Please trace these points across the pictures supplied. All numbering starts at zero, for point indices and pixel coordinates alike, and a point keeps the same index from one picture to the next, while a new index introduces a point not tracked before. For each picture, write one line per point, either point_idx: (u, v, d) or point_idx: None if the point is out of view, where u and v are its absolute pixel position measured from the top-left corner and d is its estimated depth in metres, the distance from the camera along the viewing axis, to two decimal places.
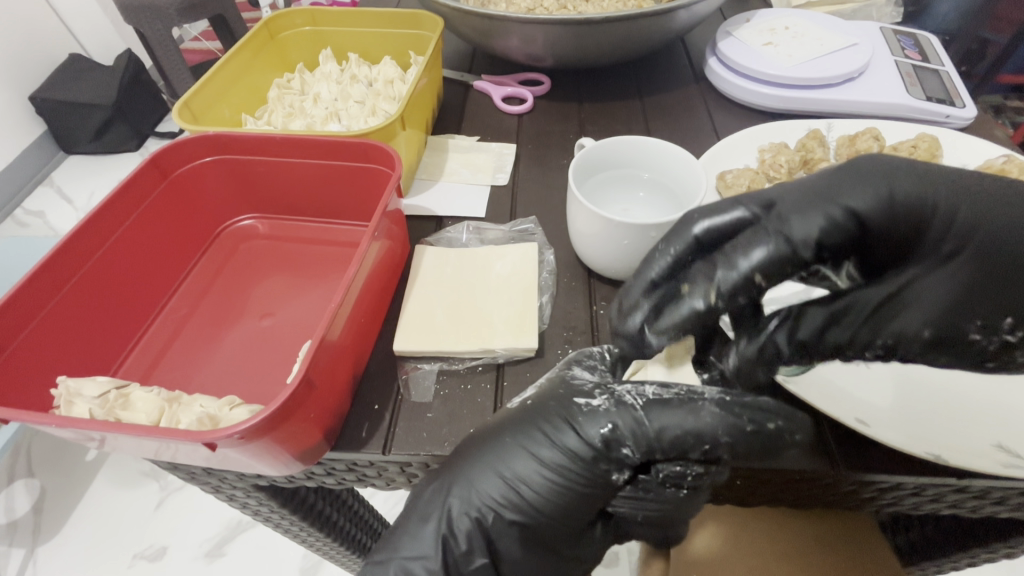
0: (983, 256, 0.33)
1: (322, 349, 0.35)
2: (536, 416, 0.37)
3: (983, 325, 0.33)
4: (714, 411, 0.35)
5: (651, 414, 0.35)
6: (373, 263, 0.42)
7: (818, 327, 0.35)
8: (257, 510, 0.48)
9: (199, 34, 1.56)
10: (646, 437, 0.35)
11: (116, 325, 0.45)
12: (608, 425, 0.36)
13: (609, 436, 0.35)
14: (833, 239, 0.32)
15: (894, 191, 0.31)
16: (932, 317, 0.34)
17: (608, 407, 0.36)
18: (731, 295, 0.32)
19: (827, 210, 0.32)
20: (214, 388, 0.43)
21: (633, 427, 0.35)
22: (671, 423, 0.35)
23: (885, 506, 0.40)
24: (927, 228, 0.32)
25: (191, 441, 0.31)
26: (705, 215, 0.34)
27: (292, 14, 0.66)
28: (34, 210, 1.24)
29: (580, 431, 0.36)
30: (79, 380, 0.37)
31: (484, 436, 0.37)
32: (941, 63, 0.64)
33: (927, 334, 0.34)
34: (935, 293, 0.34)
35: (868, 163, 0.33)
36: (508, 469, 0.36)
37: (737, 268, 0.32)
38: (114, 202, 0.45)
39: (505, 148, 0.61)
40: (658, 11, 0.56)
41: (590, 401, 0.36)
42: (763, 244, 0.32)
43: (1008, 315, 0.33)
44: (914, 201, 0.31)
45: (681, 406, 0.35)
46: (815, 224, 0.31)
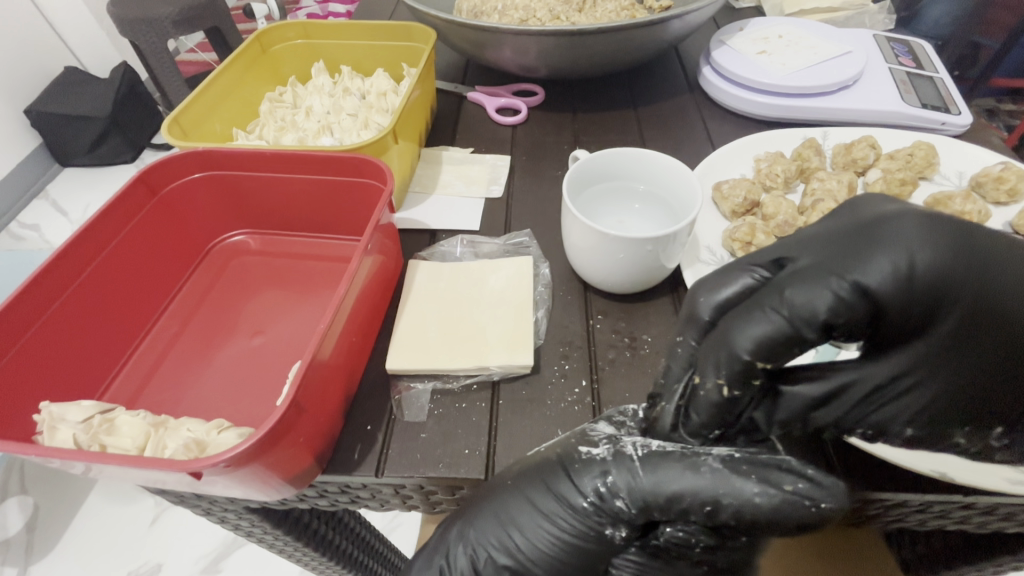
0: (984, 359, 0.29)
1: (311, 370, 0.34)
2: (538, 462, 0.36)
3: (971, 430, 0.31)
4: (715, 468, 0.32)
5: (647, 468, 0.34)
6: (365, 278, 0.41)
7: (799, 409, 0.32)
8: (250, 532, 0.47)
9: (195, 46, 1.56)
10: (641, 491, 0.34)
11: (103, 349, 0.44)
12: (606, 478, 0.35)
13: (603, 488, 0.34)
14: (839, 319, 0.28)
15: (910, 260, 0.28)
16: (924, 414, 0.31)
17: (607, 458, 0.35)
18: (735, 379, 0.31)
19: (832, 284, 0.29)
20: (202, 411, 0.41)
21: (631, 481, 0.34)
22: (668, 481, 0.33)
23: (890, 522, 0.40)
24: (939, 317, 0.29)
25: (175, 470, 0.30)
26: (709, 290, 0.34)
27: (283, 27, 0.66)
28: (29, 223, 1.24)
29: (577, 483, 0.35)
30: (62, 405, 0.36)
31: (489, 487, 0.37)
32: (935, 70, 0.64)
33: (911, 430, 0.31)
34: (928, 390, 0.30)
35: (909, 215, 0.29)
36: (507, 516, 0.36)
37: (733, 347, 0.31)
38: (101, 222, 0.44)
39: (498, 160, 0.61)
40: (650, 22, 0.56)
41: (590, 450, 0.36)
42: (763, 321, 0.30)
43: (999, 423, 0.31)
44: (936, 283, 0.27)
45: (681, 461, 0.33)
46: (821, 299, 0.28)
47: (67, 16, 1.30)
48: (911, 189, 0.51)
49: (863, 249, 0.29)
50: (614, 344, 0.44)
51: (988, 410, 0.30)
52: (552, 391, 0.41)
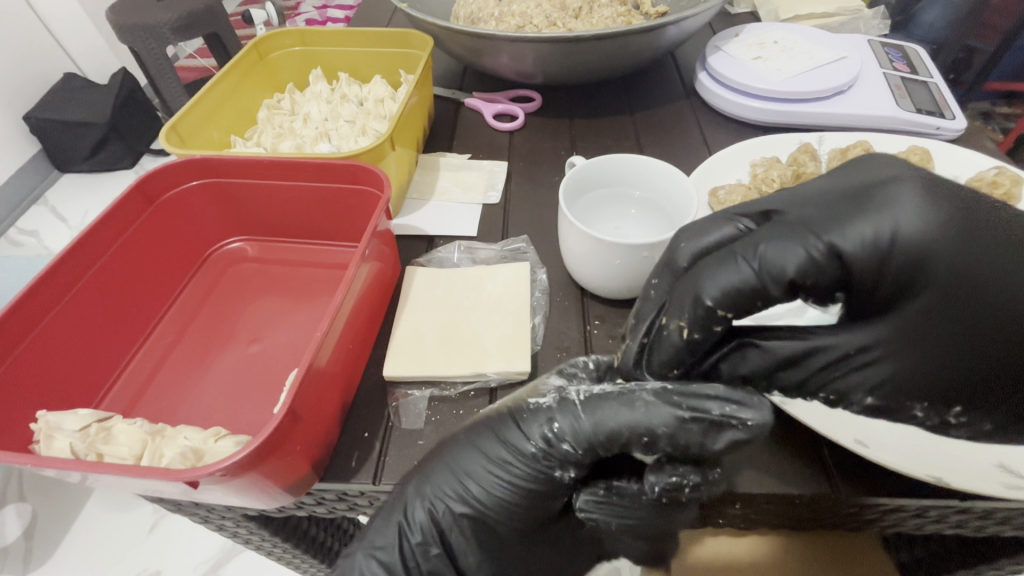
0: (956, 337, 0.29)
1: (308, 378, 0.34)
2: (490, 414, 0.37)
3: (932, 406, 0.30)
4: (649, 401, 0.33)
5: (588, 409, 0.34)
6: (362, 286, 0.41)
7: (765, 367, 0.33)
8: (248, 539, 0.47)
9: (194, 52, 1.57)
10: (584, 432, 0.34)
11: (99, 356, 0.44)
12: (551, 423, 0.35)
13: (549, 433, 0.35)
14: (806, 276, 0.30)
15: (889, 225, 0.29)
16: (886, 385, 0.31)
17: (552, 406, 0.36)
18: (698, 326, 0.32)
19: (807, 241, 0.30)
20: (199, 418, 0.42)
21: (573, 422, 0.34)
22: (606, 419, 0.33)
23: (887, 527, 0.40)
24: (914, 285, 0.29)
25: (171, 480, 0.30)
26: (693, 237, 0.35)
27: (281, 35, 0.66)
28: (28, 230, 1.24)
29: (524, 430, 0.36)
30: (59, 414, 0.36)
31: (449, 443, 0.37)
32: (930, 74, 0.64)
33: (871, 400, 0.31)
34: (892, 360, 0.30)
35: (903, 180, 0.30)
36: (461, 467, 0.37)
37: (701, 294, 0.32)
38: (97, 230, 0.44)
39: (496, 165, 0.61)
40: (646, 28, 0.56)
41: (539, 401, 0.37)
42: (737, 271, 0.31)
43: (960, 404, 0.30)
44: (918, 247, 0.28)
45: (620, 400, 0.34)
46: (792, 256, 0.30)
47: (66, 23, 1.30)
48: None
49: (850, 213, 0.30)
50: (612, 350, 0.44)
51: (960, 389, 0.30)
52: None
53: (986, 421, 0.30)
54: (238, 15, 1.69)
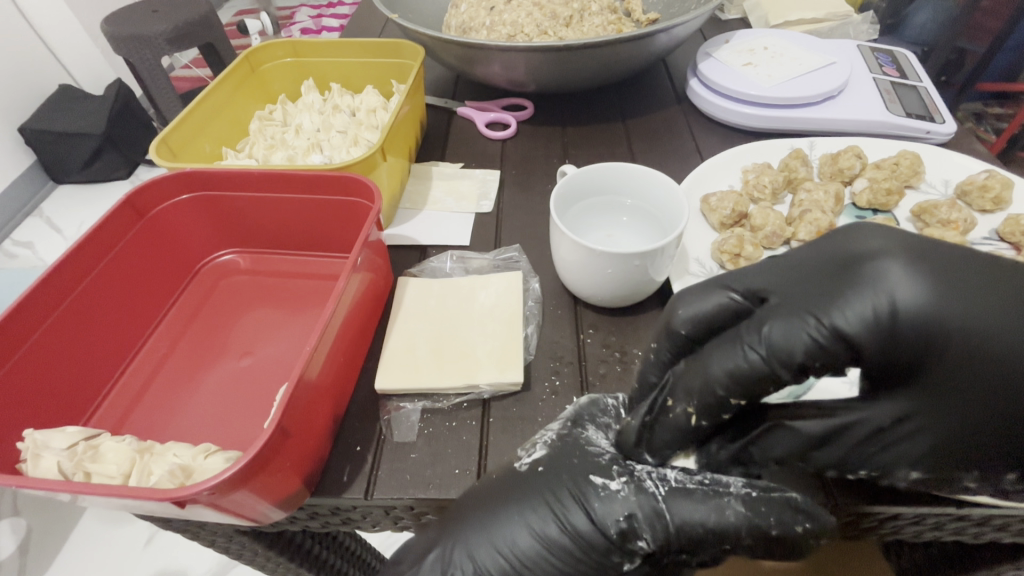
0: (987, 406, 0.27)
1: (298, 392, 0.34)
2: (546, 489, 0.36)
3: (977, 472, 0.29)
4: (739, 509, 0.34)
5: (672, 506, 0.34)
6: (353, 297, 0.41)
7: (798, 447, 0.32)
8: (242, 555, 0.46)
9: (189, 62, 1.58)
10: (664, 527, 0.34)
11: (88, 373, 0.44)
12: (628, 513, 0.34)
13: (625, 526, 0.34)
14: (817, 362, 0.28)
15: (890, 302, 0.26)
16: (919, 458, 0.29)
17: (626, 493, 0.35)
18: (707, 408, 0.31)
19: (808, 326, 0.28)
20: (190, 435, 0.41)
21: (656, 516, 0.34)
22: (691, 517, 0.34)
23: (887, 534, 0.39)
24: (933, 361, 0.27)
25: (158, 500, 0.29)
26: (691, 310, 0.33)
27: (273, 46, 0.66)
28: (23, 242, 1.23)
29: (598, 522, 0.34)
30: (47, 432, 0.36)
31: (479, 500, 0.36)
32: (919, 79, 0.65)
33: (916, 474, 0.30)
34: (926, 435, 0.29)
35: (893, 245, 0.28)
36: (505, 545, 0.35)
37: (710, 383, 0.31)
38: (86, 246, 0.44)
39: (488, 174, 0.61)
40: (636, 36, 0.56)
41: (607, 484, 0.35)
42: (745, 358, 0.30)
43: (1011, 469, 0.28)
44: (922, 327, 0.26)
45: (706, 500, 0.34)
46: (800, 341, 0.28)
47: (60, 34, 1.31)
48: (898, 199, 0.51)
49: (842, 290, 0.28)
50: (606, 358, 0.44)
51: (994, 455, 0.28)
52: (542, 408, 0.41)
53: None
54: (233, 25, 1.70)
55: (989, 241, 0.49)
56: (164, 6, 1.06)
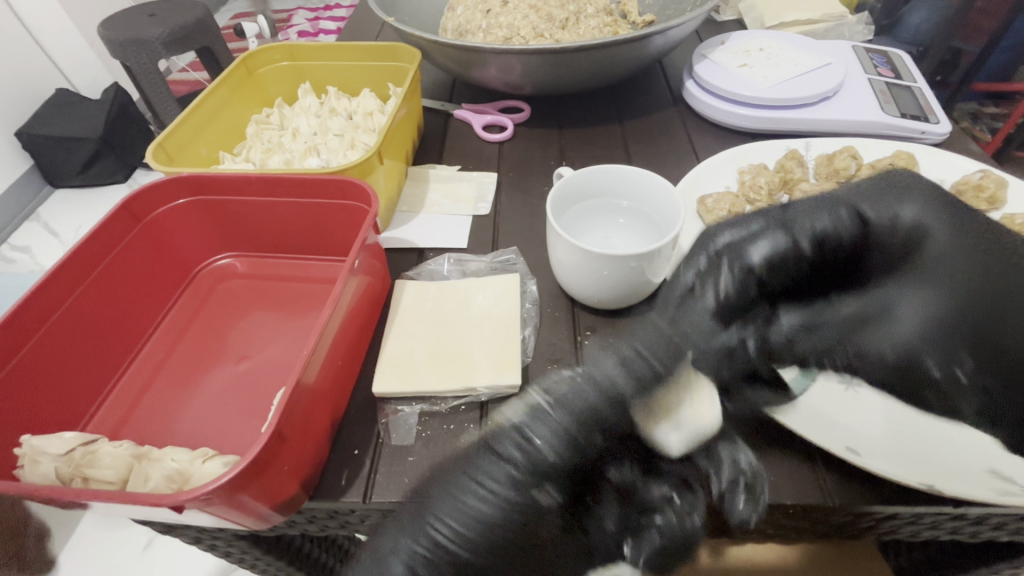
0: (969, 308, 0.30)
1: (295, 396, 0.34)
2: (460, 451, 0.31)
3: (950, 358, 0.30)
4: (610, 370, 0.30)
5: (552, 397, 0.30)
6: (350, 301, 0.41)
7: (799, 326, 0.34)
8: (240, 558, 0.46)
9: (186, 65, 1.58)
10: (565, 427, 0.29)
11: (83, 377, 0.44)
12: (537, 445, 0.29)
13: (524, 445, 0.29)
14: (835, 236, 0.32)
15: (898, 202, 0.33)
16: (903, 334, 0.31)
17: (517, 437, 0.29)
18: (737, 289, 0.32)
19: (833, 210, 0.33)
20: (188, 440, 0.41)
21: (562, 433, 0.29)
22: (576, 401, 0.30)
23: (884, 534, 0.39)
24: (915, 256, 0.32)
25: (155, 505, 0.30)
26: (724, 223, 0.35)
27: (270, 50, 0.66)
28: (21, 246, 1.23)
29: (502, 476, 0.28)
30: (44, 437, 0.35)
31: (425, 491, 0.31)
32: (913, 79, 0.65)
33: (889, 352, 0.32)
34: (905, 319, 0.32)
35: (916, 184, 0.34)
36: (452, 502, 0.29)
37: (747, 261, 0.32)
38: (82, 251, 0.44)
39: (485, 177, 0.61)
40: (632, 38, 0.57)
41: (504, 438, 0.30)
42: (785, 238, 0.32)
43: (975, 356, 0.30)
44: (919, 228, 0.32)
45: (577, 381, 0.30)
46: (822, 219, 0.33)
47: (58, 39, 1.31)
48: None
49: (861, 197, 0.34)
50: None
51: (973, 343, 0.30)
52: None
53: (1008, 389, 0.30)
54: (230, 28, 1.70)
55: None
56: (162, 10, 1.06)
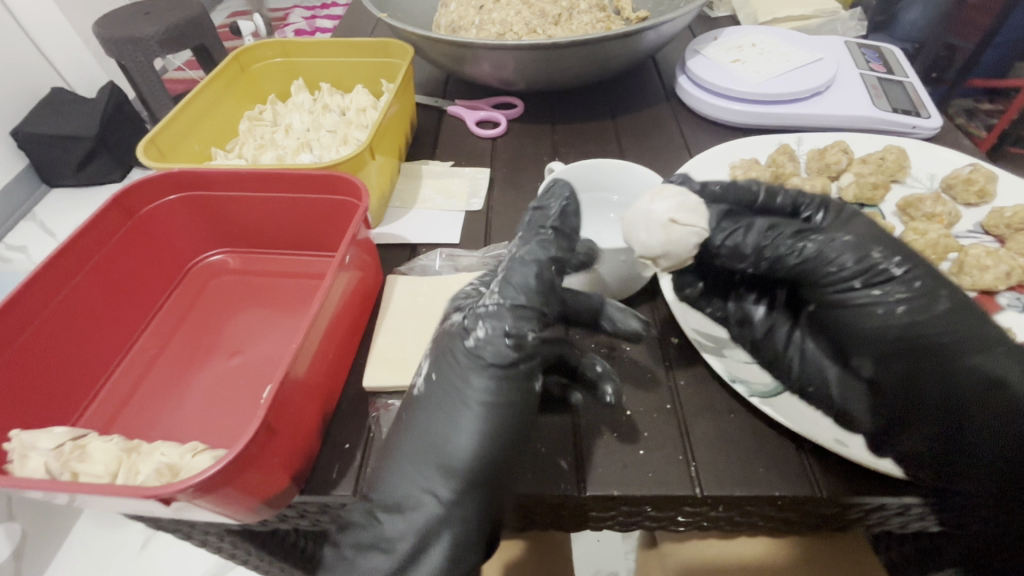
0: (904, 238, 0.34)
1: (284, 389, 0.34)
2: (444, 373, 0.36)
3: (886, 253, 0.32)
4: (544, 270, 0.37)
5: (506, 295, 0.37)
6: (341, 295, 0.41)
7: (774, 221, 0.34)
8: (234, 554, 0.46)
9: (182, 64, 1.58)
10: (535, 312, 0.36)
11: (75, 372, 0.44)
12: (503, 330, 0.35)
13: (510, 339, 0.35)
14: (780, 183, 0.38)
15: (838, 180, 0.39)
16: (847, 230, 0.34)
17: (488, 331, 0.35)
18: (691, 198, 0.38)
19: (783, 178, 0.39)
20: (179, 435, 0.41)
21: (512, 315, 0.36)
22: (523, 289, 0.36)
23: (874, 525, 0.40)
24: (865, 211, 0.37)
25: (142, 497, 0.29)
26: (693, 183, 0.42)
27: (263, 46, 0.66)
28: (17, 245, 1.22)
29: (478, 360, 0.35)
30: (34, 432, 0.35)
31: (415, 401, 0.37)
32: (905, 74, 0.65)
33: (843, 237, 0.33)
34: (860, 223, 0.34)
35: None
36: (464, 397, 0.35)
37: (708, 187, 0.38)
38: (72, 246, 0.44)
39: (478, 172, 0.61)
40: (625, 33, 0.57)
41: (477, 339, 0.36)
42: (780, 195, 0.37)
43: (904, 256, 0.32)
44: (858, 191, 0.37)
45: (521, 279, 0.37)
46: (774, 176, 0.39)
47: (53, 38, 1.30)
48: (884, 193, 0.52)
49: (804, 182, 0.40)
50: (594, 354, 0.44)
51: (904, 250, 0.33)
52: None
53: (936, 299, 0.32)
54: (225, 27, 1.70)
55: (974, 234, 0.49)
56: (156, 8, 1.06)
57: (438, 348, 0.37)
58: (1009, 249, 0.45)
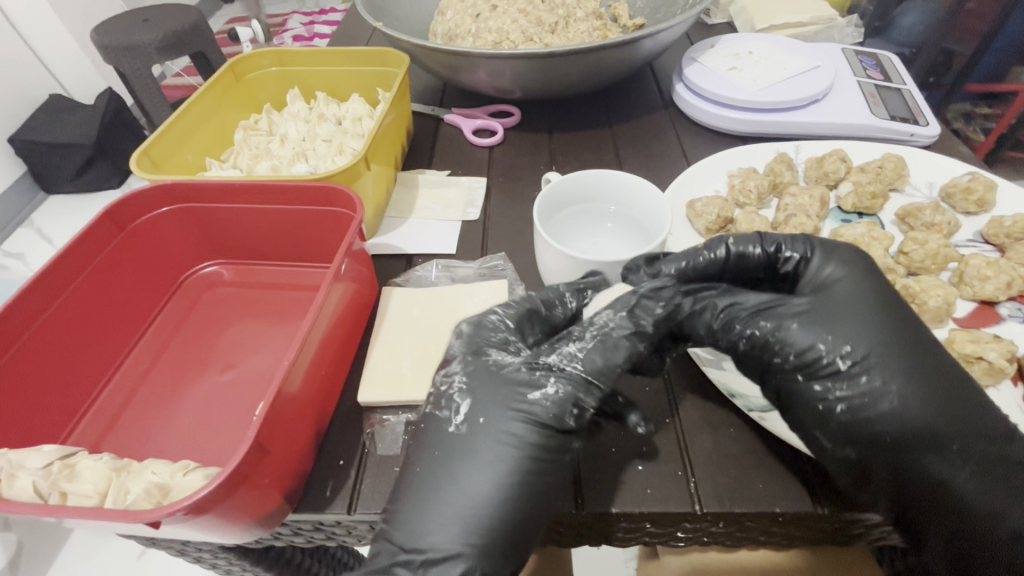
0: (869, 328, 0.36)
1: (276, 407, 0.33)
2: (484, 417, 0.35)
3: (830, 346, 0.36)
4: (626, 337, 0.38)
5: (580, 356, 0.37)
6: (335, 308, 0.41)
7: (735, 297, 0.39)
8: (228, 569, 0.45)
9: (181, 70, 1.58)
10: (602, 379, 0.36)
11: (66, 388, 0.43)
12: (573, 400, 0.35)
13: (569, 402, 0.35)
14: (746, 255, 0.41)
15: (818, 248, 0.41)
16: (803, 323, 0.37)
17: (561, 389, 0.35)
18: (665, 273, 0.40)
19: (758, 243, 0.41)
20: (171, 452, 0.40)
21: (587, 390, 0.36)
22: (608, 370, 0.36)
23: (874, 540, 0.39)
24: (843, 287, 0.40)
25: (132, 521, 0.29)
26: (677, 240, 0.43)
27: (258, 56, 0.66)
28: (14, 252, 1.22)
29: (539, 415, 0.34)
30: (22, 452, 0.35)
31: (444, 438, 0.35)
32: (903, 82, 0.65)
33: (796, 325, 0.37)
34: (818, 309, 0.38)
35: (840, 245, 0.41)
36: (500, 442, 0.34)
37: (679, 262, 0.41)
38: (63, 260, 0.43)
39: (474, 182, 0.61)
40: (622, 42, 0.56)
41: (544, 392, 0.35)
42: (756, 246, 0.41)
43: (849, 345, 0.35)
44: (837, 262, 0.40)
45: (602, 346, 0.37)
46: (746, 244, 0.41)
47: (51, 45, 1.30)
48: (883, 202, 0.51)
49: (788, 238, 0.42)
50: None
51: (858, 345, 0.35)
52: None
53: (882, 395, 0.34)
54: (223, 33, 1.70)
55: (973, 243, 0.49)
56: (154, 15, 1.06)
57: (475, 378, 0.36)
58: (1009, 259, 0.45)
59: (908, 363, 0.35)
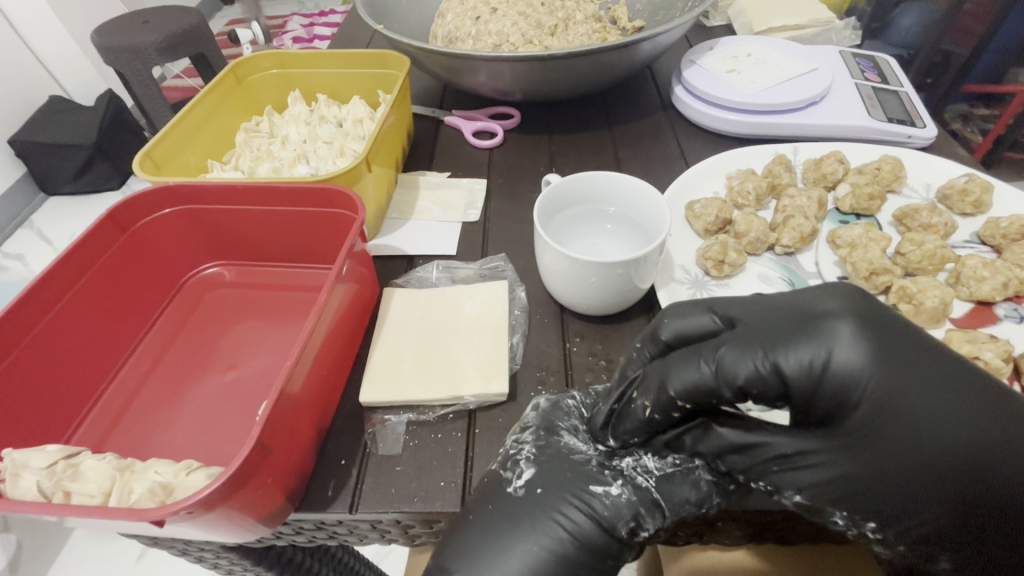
0: (899, 482, 0.30)
1: (279, 408, 0.33)
2: (545, 507, 0.35)
3: (851, 519, 0.32)
4: (708, 478, 0.36)
5: (659, 485, 0.35)
6: (337, 308, 0.41)
7: (719, 447, 0.34)
8: (230, 569, 0.45)
9: (182, 72, 1.58)
10: (667, 513, 0.35)
11: (68, 389, 0.43)
12: (630, 515, 0.35)
13: (630, 522, 0.35)
14: (754, 388, 0.31)
15: (841, 350, 0.30)
16: (814, 489, 0.32)
17: (627, 494, 0.35)
18: (663, 411, 0.34)
19: (757, 356, 0.31)
20: (175, 452, 0.41)
21: (651, 513, 0.35)
22: (680, 498, 0.35)
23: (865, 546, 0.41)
24: (851, 413, 0.30)
25: (137, 518, 0.29)
26: (675, 319, 0.36)
27: (258, 58, 0.66)
28: (14, 253, 1.22)
29: (598, 513, 0.34)
30: (26, 451, 0.35)
31: (501, 499, 0.35)
32: (900, 84, 0.65)
33: (800, 498, 0.32)
34: (836, 472, 0.31)
35: (857, 322, 0.30)
36: (546, 534, 0.34)
37: (666, 389, 0.33)
38: (65, 263, 0.43)
39: (475, 183, 0.61)
40: (621, 44, 0.57)
41: (607, 490, 0.35)
42: (755, 363, 0.31)
43: (872, 518, 0.31)
44: (846, 382, 0.30)
45: (685, 480, 0.36)
46: (745, 367, 0.31)
47: (53, 48, 1.31)
48: (880, 203, 0.52)
49: (797, 335, 0.31)
50: (592, 367, 0.44)
51: (887, 516, 0.31)
52: None
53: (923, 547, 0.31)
54: (223, 35, 1.70)
55: (970, 244, 0.49)
56: (155, 17, 1.06)
57: (546, 455, 0.37)
58: (1006, 259, 0.45)
59: (975, 505, 0.29)
